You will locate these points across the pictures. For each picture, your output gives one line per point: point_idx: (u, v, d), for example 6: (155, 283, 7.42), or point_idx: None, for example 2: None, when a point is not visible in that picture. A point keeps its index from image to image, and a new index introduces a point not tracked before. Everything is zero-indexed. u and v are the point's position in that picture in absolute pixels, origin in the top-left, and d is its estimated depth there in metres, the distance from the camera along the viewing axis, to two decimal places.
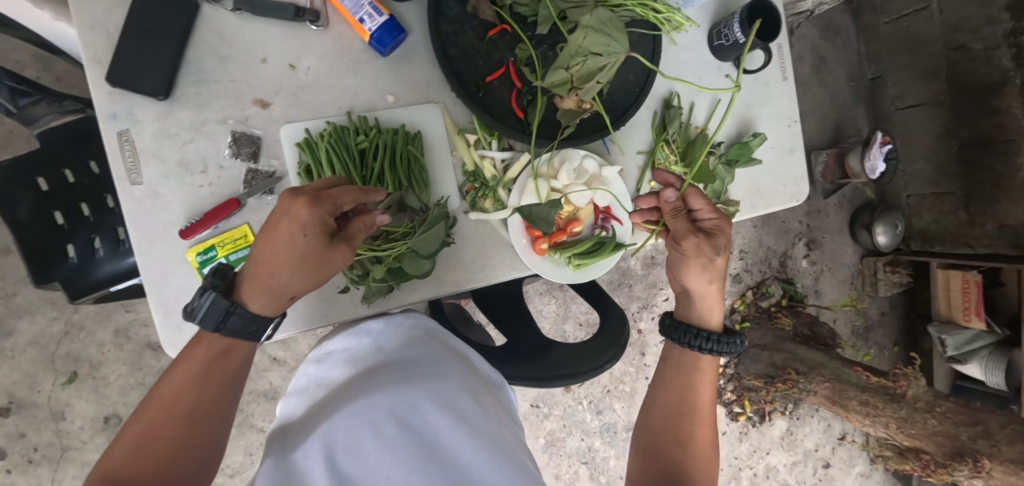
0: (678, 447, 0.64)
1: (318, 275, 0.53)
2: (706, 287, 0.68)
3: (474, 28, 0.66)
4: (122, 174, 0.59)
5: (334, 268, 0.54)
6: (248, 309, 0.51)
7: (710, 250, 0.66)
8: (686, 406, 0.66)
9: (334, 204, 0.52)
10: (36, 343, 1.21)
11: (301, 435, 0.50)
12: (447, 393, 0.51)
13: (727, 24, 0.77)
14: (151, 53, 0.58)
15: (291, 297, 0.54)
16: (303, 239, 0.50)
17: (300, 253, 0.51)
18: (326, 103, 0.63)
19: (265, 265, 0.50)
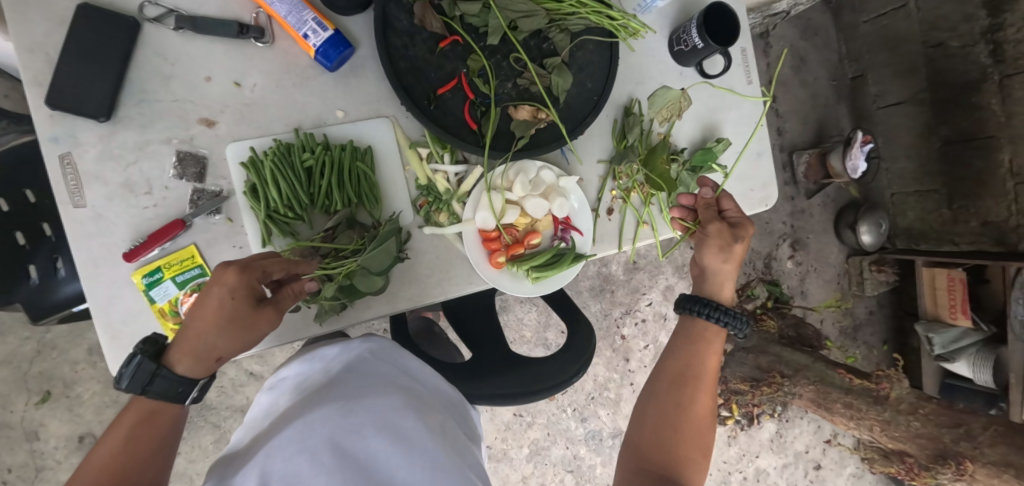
0: (676, 412, 0.62)
1: (246, 339, 0.53)
2: (720, 265, 0.68)
3: (424, 40, 0.65)
4: (64, 198, 0.58)
5: (261, 334, 0.55)
6: (173, 373, 0.51)
7: (730, 237, 0.69)
8: (688, 372, 0.64)
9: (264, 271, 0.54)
10: (10, 363, 1.20)
11: (241, 462, 0.48)
12: (391, 418, 0.50)
13: (685, 29, 0.76)
14: (90, 74, 0.57)
15: (216, 360, 0.53)
16: (231, 303, 0.51)
17: (227, 316, 0.51)
18: (273, 120, 0.63)
19: (194, 330, 0.51)
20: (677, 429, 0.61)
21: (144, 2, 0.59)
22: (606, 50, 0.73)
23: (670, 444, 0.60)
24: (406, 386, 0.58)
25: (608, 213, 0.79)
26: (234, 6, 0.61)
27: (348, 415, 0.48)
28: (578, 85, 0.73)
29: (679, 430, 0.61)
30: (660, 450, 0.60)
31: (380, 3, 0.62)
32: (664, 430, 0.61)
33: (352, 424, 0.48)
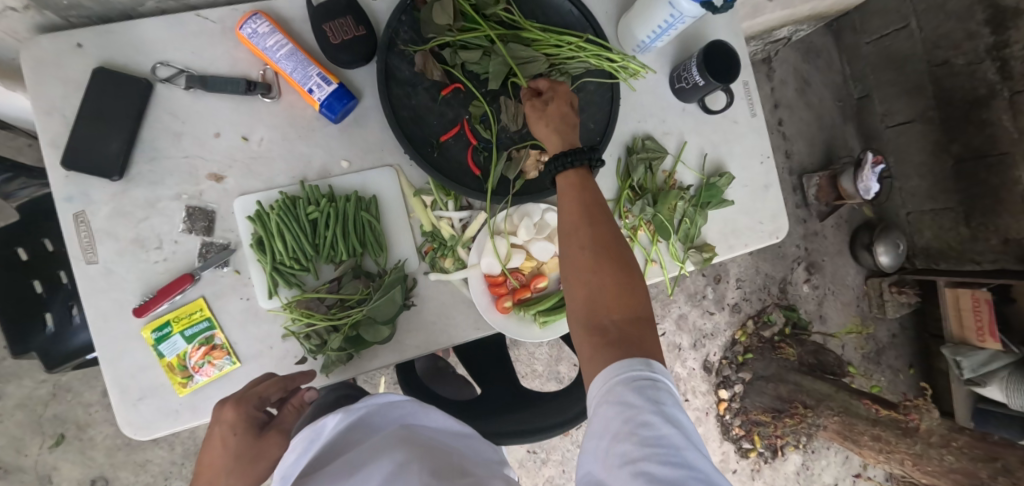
0: (593, 261, 0.49)
1: (258, 473, 0.53)
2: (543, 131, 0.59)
3: (426, 88, 0.66)
4: (77, 254, 0.59)
5: (272, 458, 0.55)
6: None
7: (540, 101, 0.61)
8: (584, 211, 0.51)
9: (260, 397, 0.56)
10: (25, 406, 1.21)
11: None
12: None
13: (686, 67, 0.77)
14: (104, 136, 0.59)
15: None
16: (235, 438, 0.53)
17: (231, 456, 0.53)
18: (279, 172, 0.64)
19: (205, 479, 0.53)
20: (601, 275, 0.48)
21: (156, 63, 0.61)
22: (607, 91, 0.74)
23: (597, 294, 0.48)
24: (414, 442, 0.53)
25: None
26: (242, 64, 0.63)
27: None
28: (580, 126, 0.73)
29: (599, 276, 0.48)
30: (595, 306, 0.48)
31: (384, 55, 0.63)
32: (586, 285, 0.49)
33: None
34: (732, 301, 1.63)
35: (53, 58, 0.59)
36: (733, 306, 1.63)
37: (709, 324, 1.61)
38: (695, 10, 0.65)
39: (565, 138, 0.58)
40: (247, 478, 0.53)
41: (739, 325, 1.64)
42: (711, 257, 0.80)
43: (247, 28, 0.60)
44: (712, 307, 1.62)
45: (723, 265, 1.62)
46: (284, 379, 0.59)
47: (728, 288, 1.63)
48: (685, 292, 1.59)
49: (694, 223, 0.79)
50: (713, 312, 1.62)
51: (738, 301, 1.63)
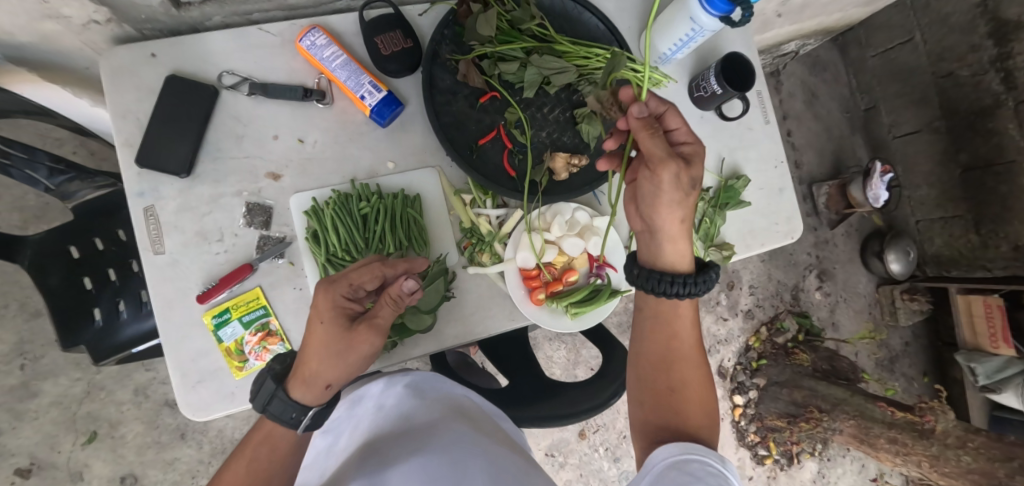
0: (665, 378, 0.59)
1: (352, 357, 0.55)
2: (677, 222, 0.58)
3: (466, 95, 0.72)
4: (146, 244, 0.63)
5: (364, 348, 0.56)
6: (290, 397, 0.54)
7: (689, 185, 0.57)
8: (663, 335, 0.61)
9: (352, 284, 0.56)
10: (59, 404, 1.23)
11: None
12: (448, 443, 0.56)
13: (704, 77, 0.82)
14: (175, 137, 0.64)
15: (325, 386, 0.55)
16: (330, 322, 0.55)
17: (323, 339, 0.54)
18: (330, 173, 0.69)
19: (303, 358, 0.55)
20: (679, 412, 0.57)
21: (222, 72, 0.67)
22: None
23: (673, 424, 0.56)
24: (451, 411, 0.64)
25: None
26: (299, 73, 0.69)
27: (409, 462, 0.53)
28: (607, 132, 0.78)
29: (678, 415, 0.57)
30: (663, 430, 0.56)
31: (429, 65, 0.69)
32: (664, 414, 0.57)
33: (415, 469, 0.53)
34: (745, 308, 1.66)
35: (131, 66, 0.65)
36: (747, 312, 1.66)
37: (723, 330, 1.64)
38: (714, 23, 0.70)
39: (689, 244, 0.60)
40: (339, 360, 0.54)
41: (752, 332, 1.66)
42: (729, 256, 0.84)
43: (307, 40, 0.66)
44: (725, 313, 1.64)
45: (736, 272, 1.65)
46: (379, 268, 0.57)
47: (741, 294, 1.66)
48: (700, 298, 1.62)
49: (713, 223, 0.84)
50: (727, 318, 1.64)
51: (751, 307, 1.66)
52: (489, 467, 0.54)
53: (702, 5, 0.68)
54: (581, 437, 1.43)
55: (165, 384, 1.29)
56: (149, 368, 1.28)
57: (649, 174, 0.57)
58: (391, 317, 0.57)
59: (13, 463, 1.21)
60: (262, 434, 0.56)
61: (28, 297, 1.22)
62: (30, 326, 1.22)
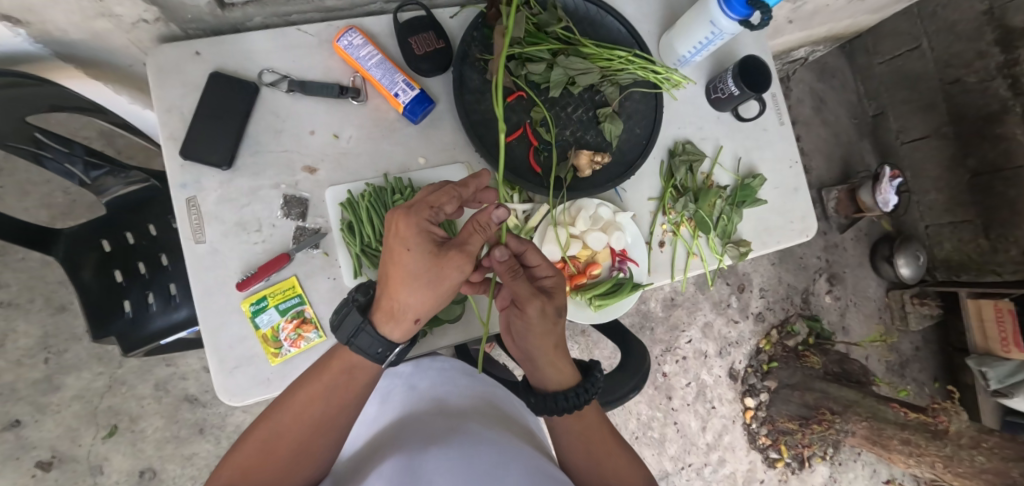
0: (596, 470, 0.63)
1: (441, 285, 0.56)
2: (549, 350, 0.63)
3: (493, 95, 0.75)
4: (188, 233, 0.66)
5: (453, 276, 0.56)
6: (377, 330, 0.58)
7: (553, 313, 0.63)
8: (584, 435, 0.64)
9: (435, 211, 0.57)
10: (81, 398, 1.25)
11: (367, 465, 0.60)
12: (483, 433, 0.61)
13: (722, 79, 0.84)
14: (217, 131, 0.67)
15: (414, 319, 0.58)
16: (416, 249, 0.55)
17: (415, 267, 0.55)
18: (364, 167, 0.72)
19: (392, 287, 0.57)
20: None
21: (263, 70, 0.70)
22: (651, 100, 0.82)
23: None
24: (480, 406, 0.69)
25: (660, 245, 0.84)
26: (335, 72, 0.72)
27: (449, 442, 0.58)
28: (628, 131, 0.81)
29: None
30: None
31: (459, 66, 0.72)
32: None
33: (455, 447, 0.57)
34: (756, 310, 1.67)
35: (176, 64, 0.68)
36: (757, 315, 1.66)
37: (734, 332, 1.64)
38: (734, 27, 0.73)
39: (568, 359, 0.65)
40: (432, 289, 0.56)
41: (763, 334, 1.66)
42: (747, 253, 0.85)
43: (344, 40, 0.69)
44: (736, 316, 1.65)
45: (747, 275, 1.66)
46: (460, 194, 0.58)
47: (752, 297, 1.66)
48: (711, 300, 1.63)
49: (730, 220, 0.85)
50: (738, 321, 1.65)
51: (762, 310, 1.66)
52: (521, 455, 0.59)
53: (722, 8, 0.70)
54: None
55: (184, 379, 1.31)
56: (170, 363, 1.30)
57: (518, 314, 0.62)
58: (480, 245, 0.58)
59: (34, 456, 1.22)
60: (343, 365, 0.59)
61: (54, 292, 1.25)
62: (54, 321, 1.24)
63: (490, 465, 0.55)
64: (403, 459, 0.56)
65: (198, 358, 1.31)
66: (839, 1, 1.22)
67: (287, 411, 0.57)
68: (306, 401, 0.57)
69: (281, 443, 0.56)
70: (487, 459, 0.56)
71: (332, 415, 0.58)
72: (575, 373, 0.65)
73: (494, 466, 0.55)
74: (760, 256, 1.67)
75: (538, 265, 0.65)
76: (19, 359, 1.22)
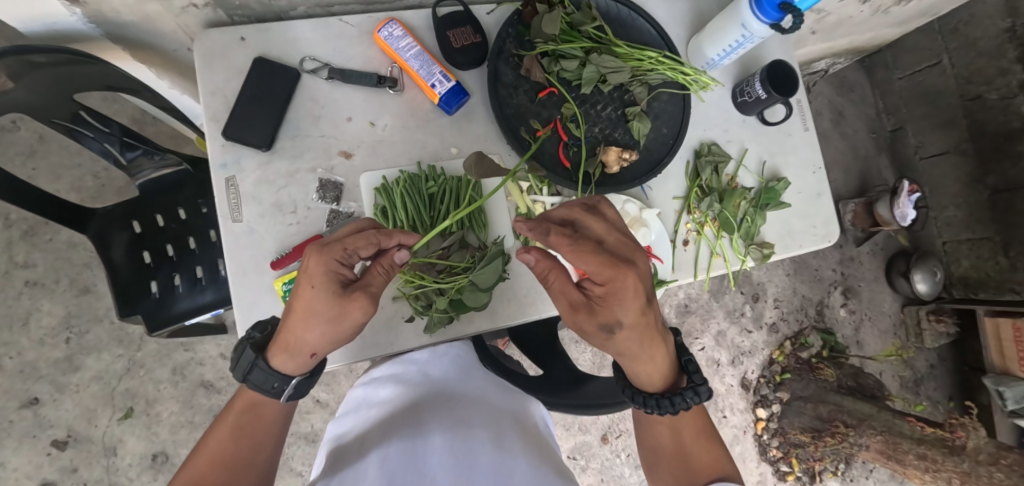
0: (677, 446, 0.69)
1: (342, 328, 0.57)
2: (616, 357, 0.65)
3: (526, 90, 0.77)
4: (226, 211, 0.68)
5: (354, 318, 0.57)
6: (269, 364, 0.58)
7: (601, 329, 0.62)
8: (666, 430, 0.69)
9: (347, 249, 0.57)
10: (100, 379, 1.25)
11: (357, 452, 0.57)
12: (490, 425, 0.58)
13: (748, 83, 0.85)
14: (259, 114, 0.69)
15: (310, 355, 0.58)
16: (315, 289, 0.55)
17: (315, 305, 0.55)
18: (399, 154, 0.74)
19: (291, 323, 0.56)
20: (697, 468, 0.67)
21: (305, 57, 0.72)
22: (679, 101, 0.83)
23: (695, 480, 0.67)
24: (488, 398, 0.66)
25: (683, 244, 0.85)
26: (373, 63, 0.75)
27: (454, 427, 0.56)
28: (655, 130, 0.82)
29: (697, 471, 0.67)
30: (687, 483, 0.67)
31: (494, 60, 0.75)
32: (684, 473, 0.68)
33: (458, 436, 0.55)
34: (770, 320, 1.66)
35: (221, 48, 0.70)
36: (771, 326, 1.65)
37: (747, 342, 1.63)
38: (764, 31, 0.73)
39: (644, 366, 0.64)
40: (326, 329, 0.56)
41: (776, 345, 1.65)
42: (769, 255, 0.86)
43: (385, 31, 0.72)
44: (750, 325, 1.64)
45: (762, 285, 1.66)
46: (375, 235, 0.59)
47: (766, 307, 1.66)
48: (724, 309, 1.63)
49: (755, 222, 0.85)
50: (751, 330, 1.64)
51: (776, 320, 1.65)
52: (529, 450, 0.56)
53: (753, 11, 0.71)
54: (605, 440, 1.40)
55: (201, 365, 1.30)
56: (188, 349, 1.30)
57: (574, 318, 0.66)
58: (383, 285, 0.60)
59: (50, 435, 1.22)
60: (245, 403, 0.60)
61: (78, 274, 1.26)
62: (78, 302, 1.26)
63: (493, 462, 0.52)
64: (406, 442, 0.54)
65: (215, 345, 1.31)
66: (863, 13, 1.22)
67: (199, 458, 0.57)
68: (217, 443, 0.58)
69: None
70: (490, 456, 0.52)
71: (243, 454, 0.59)
72: (653, 379, 0.65)
73: (495, 465, 0.51)
74: (775, 267, 1.67)
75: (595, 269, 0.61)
76: (42, 338, 1.24)
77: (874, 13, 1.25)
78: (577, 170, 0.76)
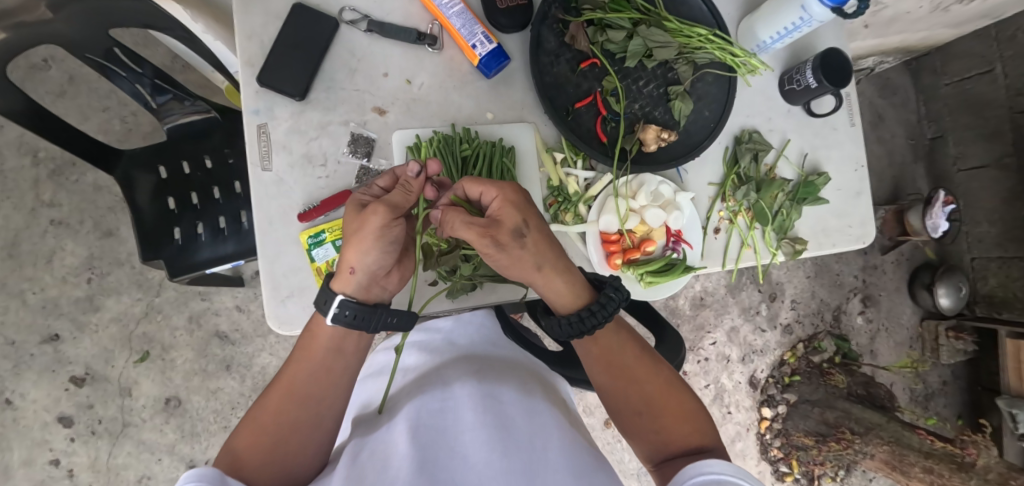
0: (633, 403, 0.60)
1: (360, 237, 0.55)
2: (540, 274, 0.58)
3: (568, 59, 0.74)
4: (256, 159, 0.67)
5: (371, 224, 0.55)
6: (326, 285, 0.58)
7: (511, 237, 0.56)
8: (616, 367, 0.61)
9: (372, 183, 0.61)
10: (118, 321, 1.27)
11: (383, 419, 0.57)
12: (516, 391, 0.58)
13: (799, 70, 0.81)
14: (294, 62, 0.68)
15: (348, 270, 0.56)
16: (350, 212, 0.58)
17: (347, 221, 0.57)
18: (432, 114, 0.73)
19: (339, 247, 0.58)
20: (656, 421, 0.59)
21: (344, 7, 0.71)
22: (724, 83, 0.79)
23: (664, 435, 0.58)
24: (511, 364, 0.66)
25: (715, 232, 0.83)
26: (413, 18, 0.73)
27: (483, 390, 0.56)
28: (696, 113, 0.79)
29: (657, 425, 0.58)
30: (656, 440, 0.58)
31: (538, 25, 0.72)
32: (647, 433, 0.59)
33: (486, 397, 0.54)
34: (785, 321, 1.63)
35: None
36: (786, 327, 1.62)
37: (759, 341, 1.61)
38: (826, 14, 0.70)
39: (565, 276, 0.60)
40: (351, 238, 0.55)
41: (789, 347, 1.62)
42: (802, 251, 0.83)
43: None
44: (764, 324, 1.61)
45: (781, 284, 1.62)
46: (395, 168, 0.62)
47: (782, 307, 1.62)
48: (739, 305, 1.60)
49: (790, 215, 0.82)
50: (765, 330, 1.61)
51: (791, 322, 1.62)
52: (559, 420, 0.56)
53: None
54: (607, 425, 1.40)
55: (217, 315, 1.32)
56: (205, 298, 1.31)
57: (497, 250, 0.56)
58: (401, 199, 0.57)
59: (69, 371, 1.25)
60: (317, 340, 0.58)
61: (102, 217, 1.28)
62: (100, 245, 1.27)
63: (526, 438, 0.50)
64: (433, 416, 0.52)
65: (232, 296, 1.32)
66: (921, 9, 1.16)
67: (273, 393, 0.57)
68: (288, 383, 0.57)
69: (267, 420, 0.55)
70: (523, 433, 0.50)
71: (315, 394, 0.57)
72: (578, 293, 0.60)
73: (529, 439, 0.50)
74: (796, 267, 1.63)
75: (481, 193, 0.58)
76: (64, 276, 1.26)
77: (933, 10, 1.19)
78: (612, 145, 0.75)
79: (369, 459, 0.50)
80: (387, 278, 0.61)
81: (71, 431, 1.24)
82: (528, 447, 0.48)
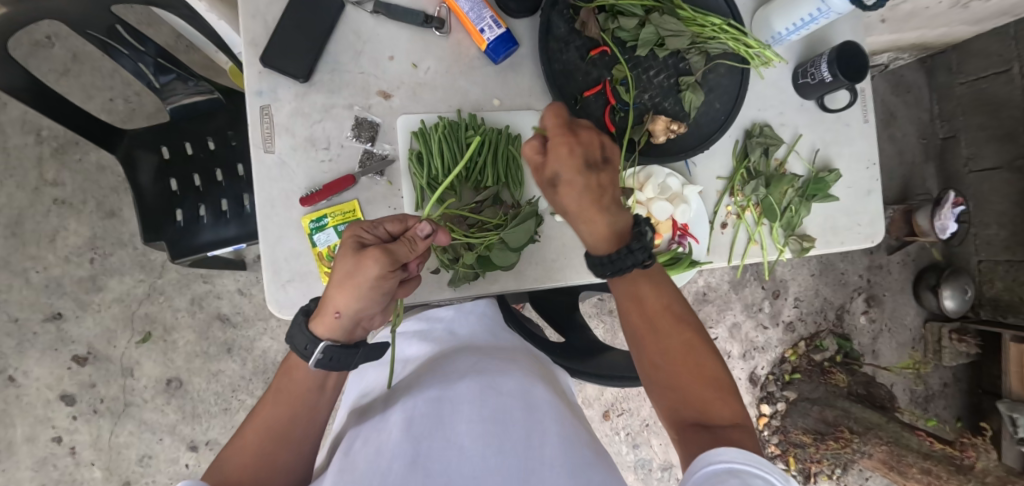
0: (659, 366, 0.57)
1: (354, 286, 0.53)
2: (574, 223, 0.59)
3: (577, 46, 0.73)
4: (259, 141, 0.66)
5: (367, 274, 0.53)
6: (309, 327, 0.55)
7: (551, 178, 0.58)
8: (645, 324, 0.58)
9: (373, 222, 0.58)
10: (120, 302, 1.28)
11: (381, 408, 0.57)
12: (515, 381, 0.57)
13: (814, 63, 0.79)
14: (298, 43, 0.66)
15: (334, 313, 0.54)
16: (344, 252, 0.55)
17: (337, 263, 0.54)
18: (439, 100, 0.72)
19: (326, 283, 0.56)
20: (682, 390, 0.55)
21: None
22: (736, 75, 0.77)
23: (688, 403, 0.55)
24: (511, 355, 0.65)
25: (721, 227, 0.82)
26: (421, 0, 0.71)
27: (483, 381, 0.55)
28: (707, 105, 0.78)
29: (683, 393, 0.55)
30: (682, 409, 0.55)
31: (548, 11, 0.70)
32: (674, 399, 0.56)
33: (485, 389, 0.54)
34: (788, 319, 1.62)
35: None
36: (788, 324, 1.61)
37: (761, 338, 1.60)
38: (844, 6, 0.67)
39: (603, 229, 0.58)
40: (341, 284, 0.53)
41: (790, 345, 1.61)
42: (809, 248, 0.82)
43: None
44: (767, 321, 1.60)
45: (785, 281, 1.61)
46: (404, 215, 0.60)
47: (785, 305, 1.61)
48: (742, 302, 1.59)
49: (798, 212, 0.81)
50: (767, 327, 1.60)
51: (794, 320, 1.61)
52: (558, 413, 0.55)
53: None
54: (606, 417, 1.40)
55: (219, 298, 1.32)
56: (207, 281, 1.31)
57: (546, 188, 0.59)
58: (404, 252, 0.56)
59: (71, 350, 1.25)
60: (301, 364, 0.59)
61: (105, 198, 1.27)
62: (103, 225, 1.27)
63: (523, 434, 0.49)
64: (431, 405, 0.51)
65: (234, 279, 1.32)
66: (939, 5, 1.14)
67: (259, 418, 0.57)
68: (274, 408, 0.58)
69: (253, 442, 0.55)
70: (519, 427, 0.50)
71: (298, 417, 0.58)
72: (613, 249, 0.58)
73: (526, 436, 0.49)
74: (801, 265, 1.62)
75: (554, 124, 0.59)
76: (67, 255, 1.25)
77: (952, 6, 1.16)
78: (621, 135, 0.74)
79: (365, 448, 0.50)
80: (376, 318, 0.59)
81: (74, 409, 1.25)
82: (524, 443, 0.48)
